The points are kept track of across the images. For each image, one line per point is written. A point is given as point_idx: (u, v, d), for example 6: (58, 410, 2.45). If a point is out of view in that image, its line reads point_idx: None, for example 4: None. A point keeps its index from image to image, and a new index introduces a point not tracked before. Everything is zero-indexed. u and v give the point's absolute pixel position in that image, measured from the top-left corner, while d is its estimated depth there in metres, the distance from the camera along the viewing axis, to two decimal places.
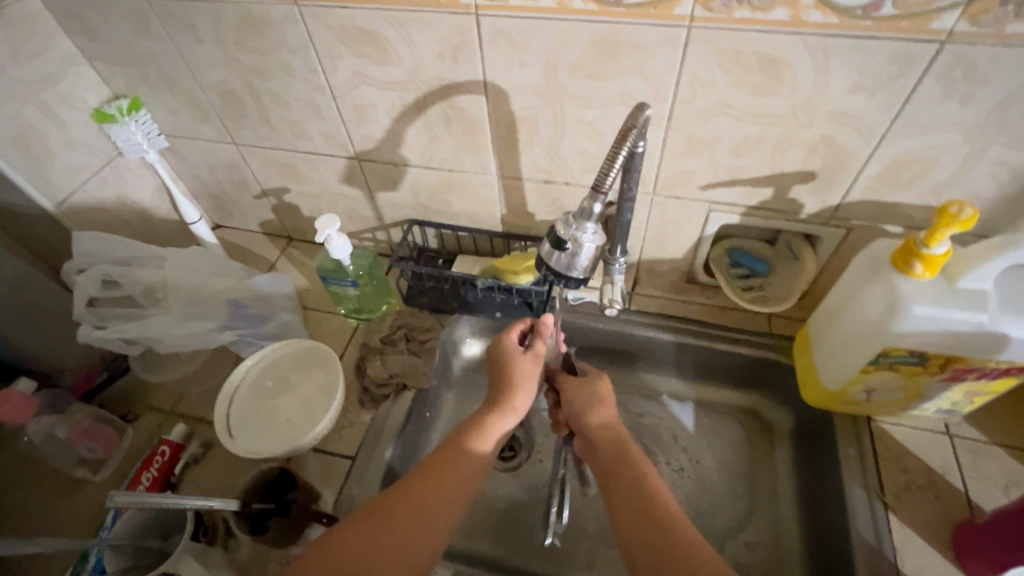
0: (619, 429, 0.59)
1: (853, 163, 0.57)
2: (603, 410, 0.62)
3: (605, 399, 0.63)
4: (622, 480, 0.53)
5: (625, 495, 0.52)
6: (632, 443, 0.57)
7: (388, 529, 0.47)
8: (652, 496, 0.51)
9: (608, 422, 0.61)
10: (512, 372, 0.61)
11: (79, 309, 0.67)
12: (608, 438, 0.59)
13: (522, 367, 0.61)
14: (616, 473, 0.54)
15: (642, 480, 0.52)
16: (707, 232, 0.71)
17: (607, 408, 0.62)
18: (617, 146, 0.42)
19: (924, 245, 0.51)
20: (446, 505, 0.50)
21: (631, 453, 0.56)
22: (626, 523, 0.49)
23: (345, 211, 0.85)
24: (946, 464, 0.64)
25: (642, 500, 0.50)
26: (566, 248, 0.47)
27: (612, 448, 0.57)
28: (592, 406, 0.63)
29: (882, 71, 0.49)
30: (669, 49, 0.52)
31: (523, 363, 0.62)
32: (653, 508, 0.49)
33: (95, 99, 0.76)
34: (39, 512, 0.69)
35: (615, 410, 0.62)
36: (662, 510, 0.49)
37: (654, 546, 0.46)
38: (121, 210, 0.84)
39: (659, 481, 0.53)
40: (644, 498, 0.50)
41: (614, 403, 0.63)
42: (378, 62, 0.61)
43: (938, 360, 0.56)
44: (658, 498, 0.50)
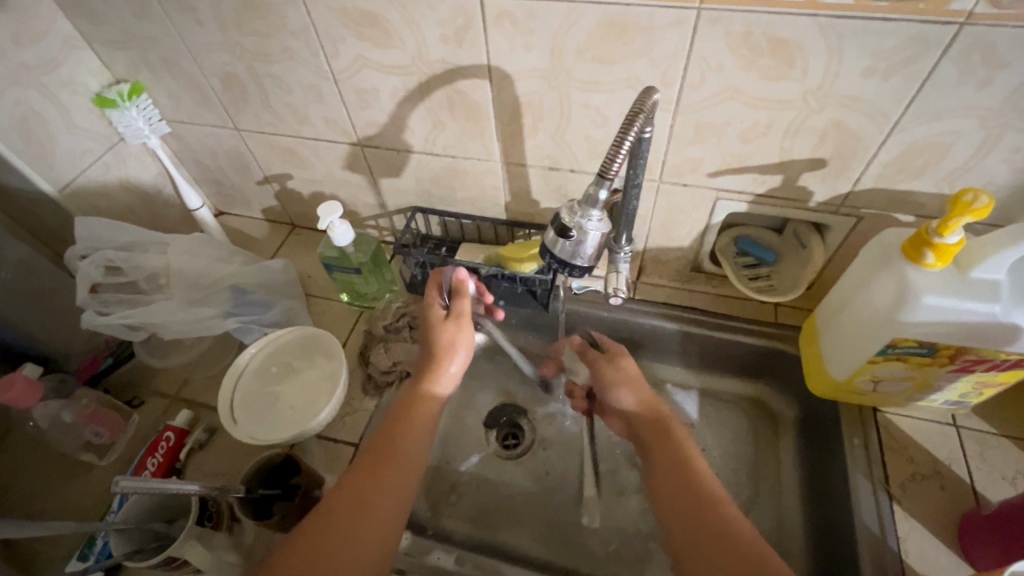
0: (657, 408, 0.60)
1: (864, 150, 0.56)
2: (631, 393, 0.63)
3: (636, 379, 0.64)
4: (665, 457, 0.54)
5: (667, 470, 0.53)
6: (672, 421, 0.58)
7: (341, 506, 0.48)
8: (694, 472, 0.52)
9: (647, 403, 0.61)
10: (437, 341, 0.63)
11: (82, 295, 0.67)
12: (647, 419, 0.60)
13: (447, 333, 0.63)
14: (658, 449, 0.56)
15: (685, 456, 0.54)
16: (714, 220, 0.70)
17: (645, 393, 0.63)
18: (624, 131, 0.41)
19: (937, 235, 0.50)
20: (395, 480, 0.51)
21: (674, 431, 0.57)
22: (669, 502, 0.50)
23: (348, 197, 0.85)
24: (951, 456, 0.64)
25: (685, 476, 0.51)
26: (571, 236, 0.47)
27: (652, 426, 0.59)
28: (624, 385, 0.64)
29: (897, 54, 0.48)
30: (678, 32, 0.51)
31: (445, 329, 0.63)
32: (695, 481, 0.51)
33: (96, 83, 0.75)
34: (47, 495, 0.70)
35: (652, 390, 0.63)
36: (704, 486, 0.50)
37: (696, 520, 0.47)
38: (124, 196, 0.83)
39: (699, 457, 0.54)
40: (688, 473, 0.51)
41: (645, 383, 0.64)
42: (381, 45, 0.60)
43: (948, 351, 0.55)
44: (701, 473, 0.51)
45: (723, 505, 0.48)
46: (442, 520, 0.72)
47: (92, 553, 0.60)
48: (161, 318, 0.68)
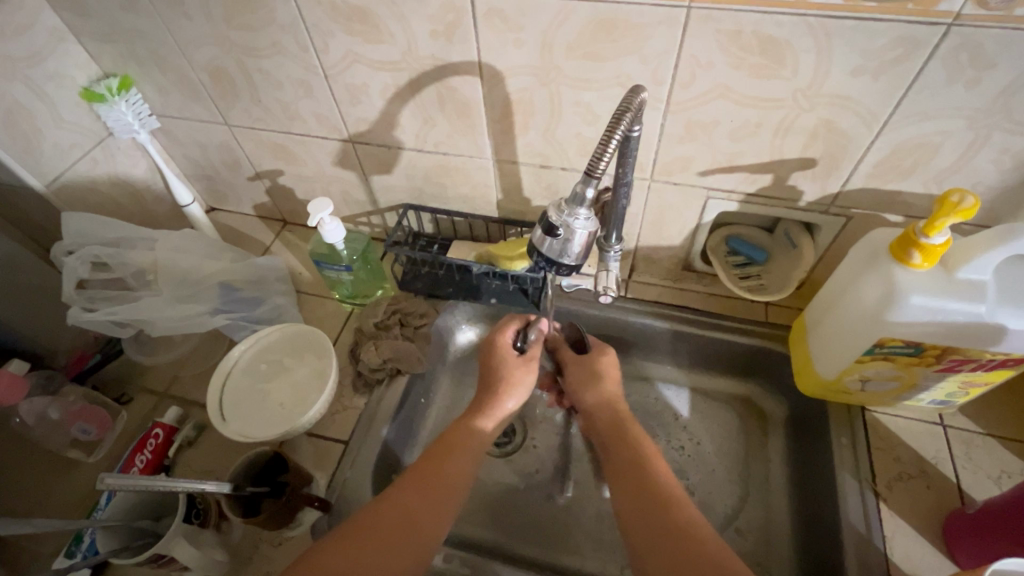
0: (617, 407, 0.60)
1: (854, 150, 0.56)
2: (596, 391, 0.62)
3: (604, 374, 0.63)
4: (624, 459, 0.54)
5: (626, 471, 0.52)
6: (631, 421, 0.58)
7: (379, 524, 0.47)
8: (653, 475, 0.51)
9: (606, 403, 0.61)
10: (502, 373, 0.62)
11: (69, 291, 0.67)
12: (607, 419, 0.59)
13: (516, 369, 0.62)
14: (617, 454, 0.55)
15: (641, 456, 0.53)
16: (705, 219, 0.70)
17: (607, 391, 0.62)
18: (612, 129, 0.41)
19: (923, 235, 0.50)
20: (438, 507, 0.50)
21: (630, 433, 0.56)
22: (629, 502, 0.49)
23: (339, 194, 0.84)
24: (938, 454, 0.64)
25: (643, 478, 0.51)
26: (558, 234, 0.47)
27: (609, 427, 0.58)
28: (590, 384, 0.63)
29: (886, 54, 0.48)
30: (668, 30, 0.51)
31: (518, 366, 0.63)
32: (652, 483, 0.50)
33: (84, 77, 0.74)
34: (34, 492, 0.70)
35: (617, 388, 0.63)
36: (661, 488, 0.49)
37: (655, 523, 0.46)
38: (113, 191, 0.83)
39: (658, 459, 0.53)
40: (645, 476, 0.51)
41: (613, 380, 0.64)
42: (371, 41, 0.60)
43: (935, 350, 0.55)
44: (658, 474, 0.51)
45: (681, 507, 0.47)
46: None
47: (79, 551, 0.60)
48: (149, 315, 0.68)
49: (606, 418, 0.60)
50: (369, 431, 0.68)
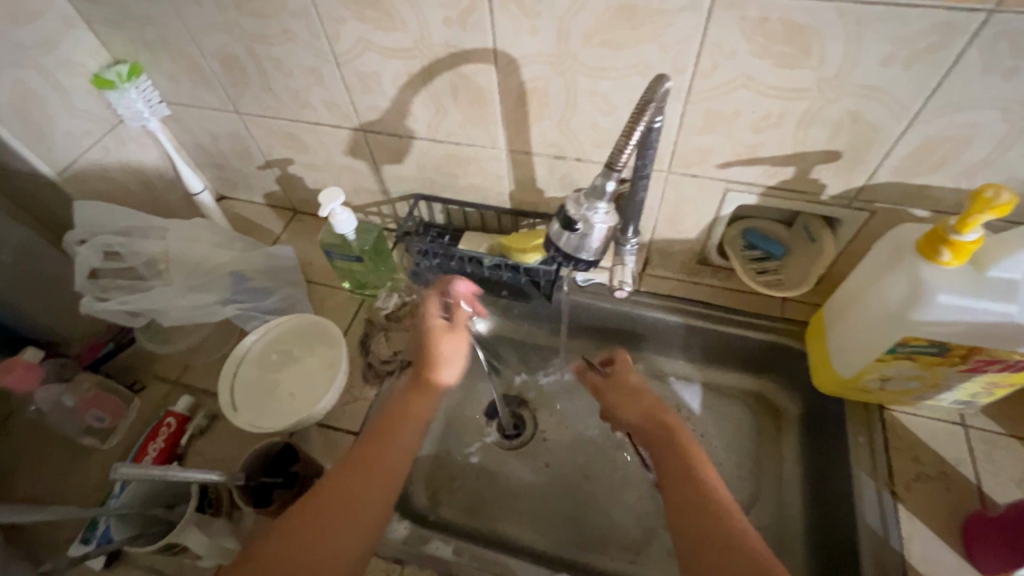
0: (662, 414, 0.58)
1: (881, 143, 0.54)
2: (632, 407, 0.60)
3: (638, 391, 0.62)
4: (670, 464, 0.52)
5: (675, 480, 0.50)
6: (677, 425, 0.56)
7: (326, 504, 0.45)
8: (702, 485, 0.49)
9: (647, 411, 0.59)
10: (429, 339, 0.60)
11: (80, 280, 0.67)
12: (650, 425, 0.57)
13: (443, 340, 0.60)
14: (663, 457, 0.53)
15: (688, 462, 0.51)
16: (723, 212, 0.68)
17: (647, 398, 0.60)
18: (634, 121, 0.39)
19: (954, 232, 0.48)
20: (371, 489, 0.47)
21: (678, 437, 0.54)
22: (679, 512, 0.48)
23: (350, 184, 0.84)
24: (959, 455, 0.63)
25: (694, 486, 0.49)
26: (576, 229, 0.45)
27: (655, 432, 0.56)
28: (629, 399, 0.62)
29: (919, 43, 0.46)
30: (691, 16, 0.49)
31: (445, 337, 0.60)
32: (702, 491, 0.48)
33: (95, 64, 0.74)
34: (49, 478, 0.71)
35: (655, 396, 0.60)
36: (712, 497, 0.48)
37: (705, 532, 0.45)
38: (124, 179, 0.83)
39: (705, 465, 0.51)
40: (695, 485, 0.49)
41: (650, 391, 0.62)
42: (383, 27, 0.58)
43: (960, 350, 0.54)
44: (709, 484, 0.49)
45: (731, 518, 0.46)
46: (443, 510, 0.72)
47: (93, 538, 0.60)
48: (161, 304, 0.68)
49: (649, 426, 0.57)
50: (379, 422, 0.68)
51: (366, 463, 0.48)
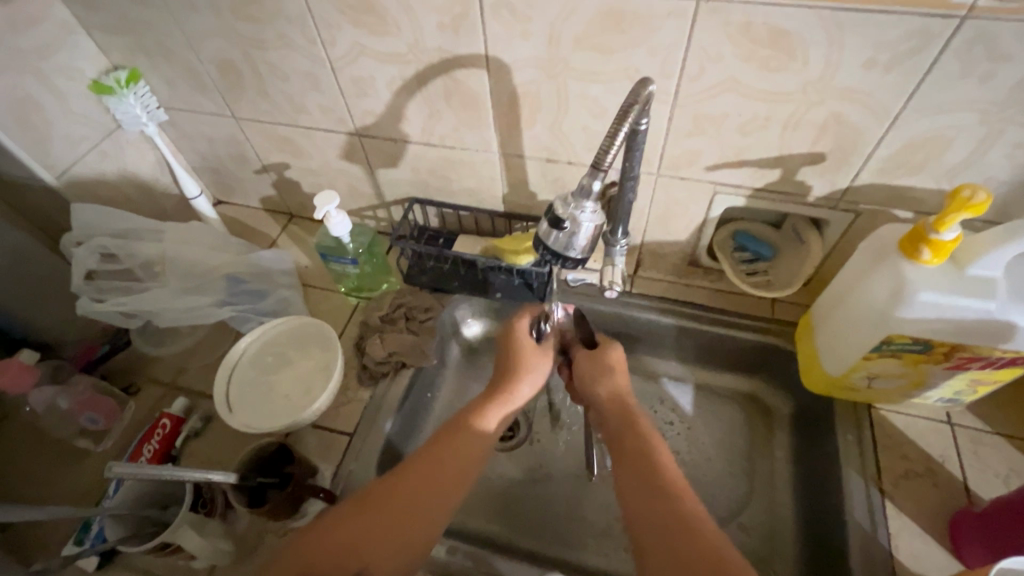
0: (628, 400, 0.59)
1: (864, 144, 0.56)
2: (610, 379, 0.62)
3: (614, 369, 0.63)
4: (630, 445, 0.53)
5: (635, 462, 0.51)
6: (639, 411, 0.58)
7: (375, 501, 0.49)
8: (657, 466, 0.50)
9: (615, 396, 0.60)
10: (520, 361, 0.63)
11: (76, 281, 0.67)
12: (615, 410, 0.59)
13: (533, 357, 0.63)
14: (625, 439, 0.55)
15: (648, 445, 0.53)
16: (712, 214, 0.69)
17: (616, 381, 0.62)
18: (619, 121, 0.40)
19: (933, 230, 0.49)
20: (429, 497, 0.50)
21: (640, 423, 0.56)
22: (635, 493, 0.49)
23: (345, 187, 0.85)
24: (945, 453, 0.64)
25: (650, 467, 0.50)
26: (564, 227, 0.46)
27: (619, 418, 0.58)
28: (601, 376, 0.62)
29: (898, 47, 0.47)
30: (677, 22, 0.50)
31: (535, 354, 0.64)
32: (657, 473, 0.50)
33: (93, 70, 0.75)
34: (43, 480, 0.71)
35: (626, 380, 0.62)
36: (667, 478, 0.49)
37: (657, 510, 0.47)
38: (121, 183, 0.83)
39: (664, 449, 0.53)
40: (651, 465, 0.50)
41: (623, 371, 0.63)
42: (377, 33, 0.60)
43: (943, 348, 0.55)
44: (664, 465, 0.50)
45: (684, 498, 0.47)
46: None
47: (87, 538, 0.61)
48: (156, 306, 0.69)
49: (616, 411, 0.59)
50: (374, 423, 0.68)
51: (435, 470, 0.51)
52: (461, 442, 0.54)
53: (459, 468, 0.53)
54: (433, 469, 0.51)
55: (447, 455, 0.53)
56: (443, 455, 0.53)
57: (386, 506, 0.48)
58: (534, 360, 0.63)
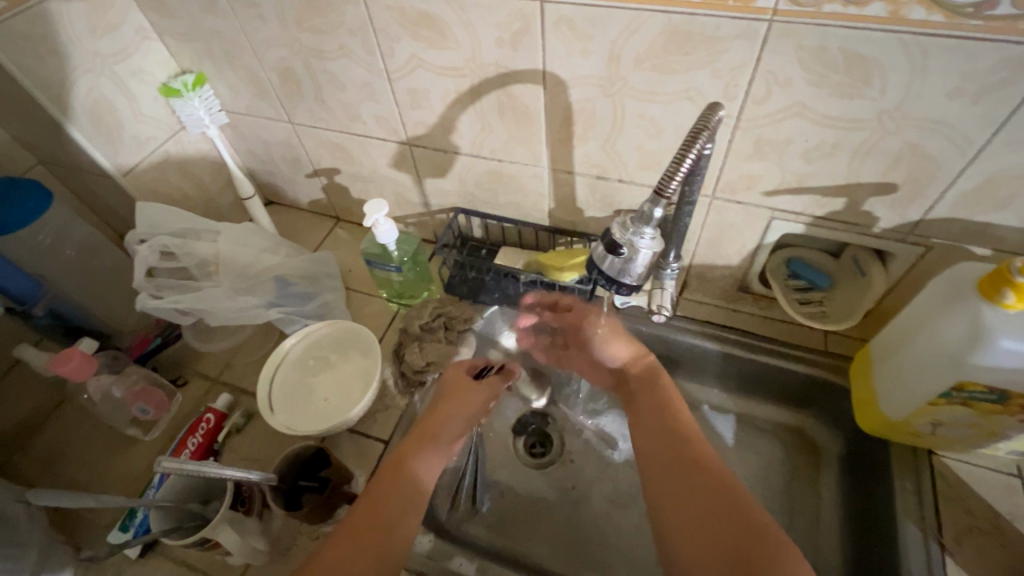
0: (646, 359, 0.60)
1: (941, 177, 0.52)
2: (625, 348, 0.62)
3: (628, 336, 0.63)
4: (649, 403, 0.54)
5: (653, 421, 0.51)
6: (661, 371, 0.57)
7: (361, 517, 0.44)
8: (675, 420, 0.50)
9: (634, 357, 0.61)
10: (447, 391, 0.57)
11: (138, 277, 0.68)
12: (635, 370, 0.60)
13: (466, 392, 0.56)
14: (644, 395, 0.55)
15: (665, 400, 0.53)
16: (767, 240, 0.67)
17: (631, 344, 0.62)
18: (686, 148, 0.39)
19: (1021, 275, 0.46)
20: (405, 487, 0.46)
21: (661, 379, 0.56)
22: (654, 455, 0.48)
23: (393, 195, 0.86)
24: (1014, 510, 0.59)
25: (667, 421, 0.50)
26: (621, 253, 0.45)
27: (640, 374, 0.58)
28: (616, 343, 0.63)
29: (988, 77, 0.44)
30: (745, 44, 0.49)
31: (469, 389, 0.57)
32: (671, 427, 0.49)
33: (163, 73, 0.78)
34: (93, 465, 0.74)
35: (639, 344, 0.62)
36: (680, 429, 0.49)
37: (673, 452, 0.47)
38: (181, 182, 0.87)
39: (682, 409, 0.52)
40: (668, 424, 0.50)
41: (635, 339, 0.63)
42: (436, 46, 0.60)
43: (1022, 399, 0.51)
44: (678, 419, 0.51)
45: (695, 443, 0.47)
46: (464, 525, 0.72)
47: (132, 526, 0.63)
48: (209, 304, 0.70)
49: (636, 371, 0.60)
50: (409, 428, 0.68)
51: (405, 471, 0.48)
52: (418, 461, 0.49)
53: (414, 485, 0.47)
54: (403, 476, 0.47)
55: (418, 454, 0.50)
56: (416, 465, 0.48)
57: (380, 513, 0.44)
58: (449, 385, 0.58)
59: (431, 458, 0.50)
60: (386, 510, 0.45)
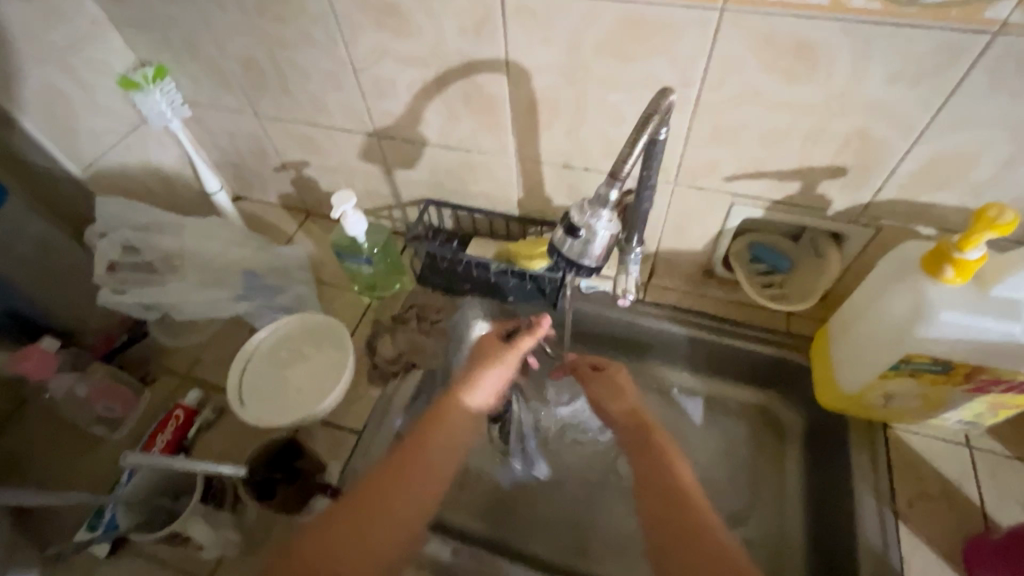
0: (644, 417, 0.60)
1: (888, 159, 0.55)
2: (620, 403, 0.63)
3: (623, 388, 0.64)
4: (649, 462, 0.54)
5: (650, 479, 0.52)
6: (656, 426, 0.58)
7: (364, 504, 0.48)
8: (673, 477, 0.51)
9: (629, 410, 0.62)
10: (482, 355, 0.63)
11: (99, 271, 0.68)
12: (632, 427, 0.60)
13: (499, 354, 0.62)
14: (641, 453, 0.55)
15: (666, 462, 0.53)
16: (729, 224, 0.69)
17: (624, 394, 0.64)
18: (638, 132, 0.41)
19: (957, 250, 0.48)
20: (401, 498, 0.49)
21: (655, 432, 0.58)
22: (652, 511, 0.49)
23: (363, 187, 0.85)
24: (962, 476, 0.62)
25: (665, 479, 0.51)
26: (580, 235, 0.46)
27: (636, 433, 0.58)
28: (615, 397, 0.64)
29: (925, 62, 0.46)
30: (700, 31, 0.50)
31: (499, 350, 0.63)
32: (672, 484, 0.50)
33: (122, 65, 0.76)
34: (58, 465, 0.73)
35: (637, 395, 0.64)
36: (678, 490, 0.50)
37: (674, 511, 0.48)
38: (144, 176, 0.85)
39: (681, 465, 0.53)
40: (663, 480, 0.51)
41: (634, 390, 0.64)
42: (399, 35, 0.60)
43: (964, 369, 0.54)
44: (675, 476, 0.51)
45: (695, 508, 0.48)
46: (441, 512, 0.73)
47: (100, 525, 0.62)
48: (175, 299, 0.71)
49: (630, 426, 0.60)
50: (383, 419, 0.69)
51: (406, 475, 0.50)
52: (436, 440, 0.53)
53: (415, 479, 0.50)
54: (408, 481, 0.50)
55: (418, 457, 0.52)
56: (415, 463, 0.51)
57: (378, 511, 0.48)
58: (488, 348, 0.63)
59: (468, 421, 0.57)
60: (382, 511, 0.48)
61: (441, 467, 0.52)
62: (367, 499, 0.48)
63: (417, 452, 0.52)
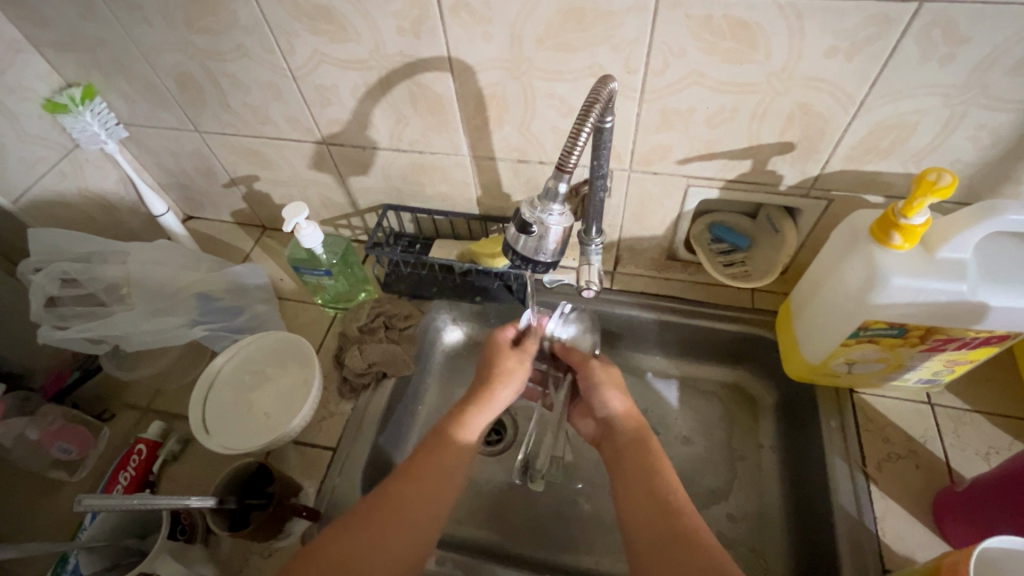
0: (637, 422, 0.62)
1: (833, 131, 0.55)
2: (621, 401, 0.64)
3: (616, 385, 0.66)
4: (636, 465, 0.56)
5: (636, 493, 0.54)
6: (647, 434, 0.60)
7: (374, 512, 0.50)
8: (662, 482, 0.54)
9: (628, 414, 0.63)
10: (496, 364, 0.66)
11: (36, 308, 0.65)
12: (625, 428, 0.61)
13: (508, 360, 0.66)
14: (628, 458, 0.58)
15: (653, 467, 0.55)
16: (686, 207, 0.69)
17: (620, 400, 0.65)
18: (580, 121, 0.40)
19: (902, 216, 0.50)
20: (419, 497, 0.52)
21: (647, 441, 0.59)
22: (640, 519, 0.51)
23: (317, 197, 0.83)
24: (927, 433, 0.64)
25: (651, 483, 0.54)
26: (532, 231, 0.46)
27: (629, 437, 0.60)
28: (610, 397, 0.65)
29: (858, 34, 0.47)
30: (638, 17, 0.50)
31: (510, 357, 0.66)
32: (655, 490, 0.53)
33: (46, 88, 0.72)
34: (16, 515, 0.69)
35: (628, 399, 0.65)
36: (667, 495, 0.52)
37: (658, 522, 0.50)
38: (83, 204, 0.81)
39: (668, 470, 0.55)
40: (657, 492, 0.53)
41: (620, 389, 0.66)
42: (336, 40, 0.58)
43: (918, 331, 0.55)
44: (668, 489, 0.53)
45: (687, 517, 0.50)
46: None
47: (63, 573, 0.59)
48: (124, 330, 0.66)
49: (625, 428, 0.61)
50: (360, 427, 0.68)
51: (415, 485, 0.53)
52: (441, 453, 0.56)
53: (434, 484, 0.54)
54: (421, 487, 0.53)
55: (422, 467, 0.54)
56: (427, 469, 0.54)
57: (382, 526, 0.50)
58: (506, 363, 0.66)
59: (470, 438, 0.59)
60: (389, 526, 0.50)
61: (445, 477, 0.55)
62: (374, 513, 0.50)
63: (425, 460, 0.55)
